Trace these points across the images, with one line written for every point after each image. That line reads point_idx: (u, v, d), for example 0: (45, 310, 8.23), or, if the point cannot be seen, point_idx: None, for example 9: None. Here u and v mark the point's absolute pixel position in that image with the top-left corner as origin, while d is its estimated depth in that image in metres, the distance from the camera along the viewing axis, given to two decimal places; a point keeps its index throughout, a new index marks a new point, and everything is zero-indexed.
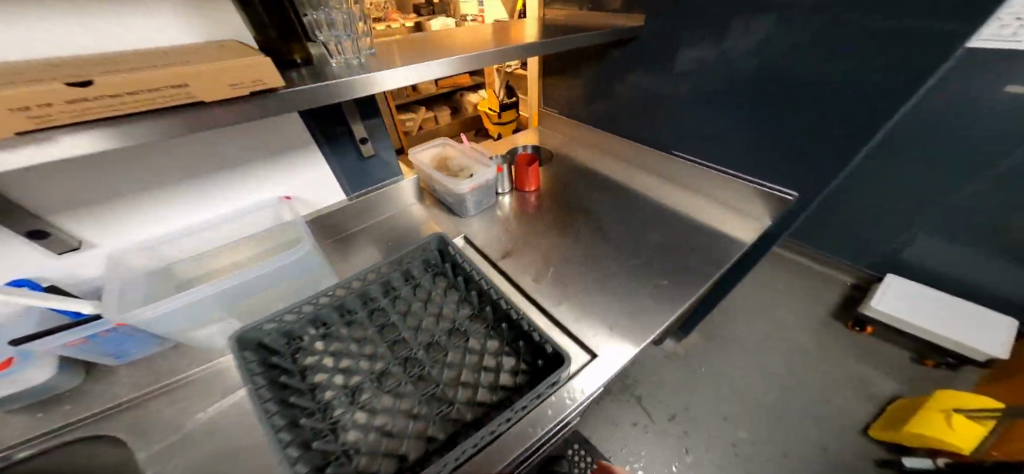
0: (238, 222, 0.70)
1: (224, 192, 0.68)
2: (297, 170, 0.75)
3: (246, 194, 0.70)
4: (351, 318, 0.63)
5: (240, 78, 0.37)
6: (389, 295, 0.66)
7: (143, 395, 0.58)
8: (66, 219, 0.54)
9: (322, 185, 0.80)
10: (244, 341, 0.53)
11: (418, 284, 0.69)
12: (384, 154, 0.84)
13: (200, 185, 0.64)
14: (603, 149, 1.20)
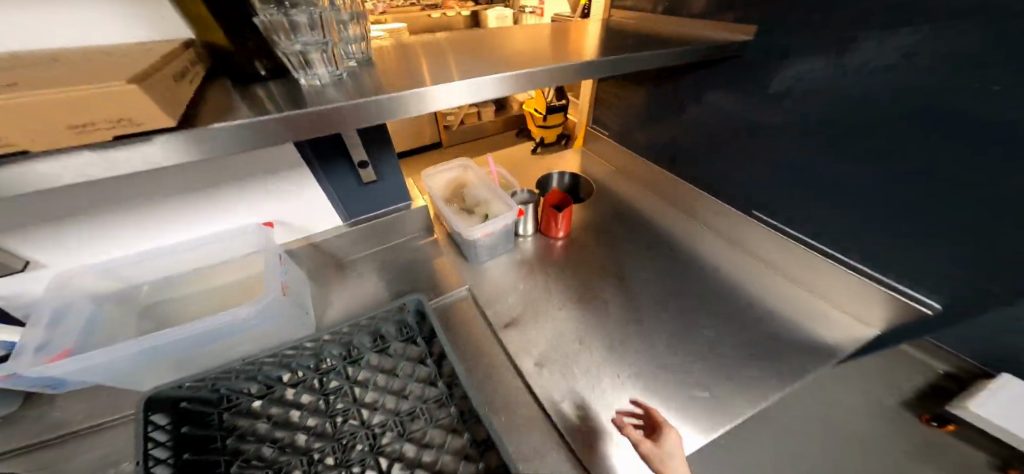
0: (216, 245, 0.63)
1: (201, 213, 0.59)
2: (285, 191, 0.65)
3: (227, 216, 0.62)
4: (301, 381, 0.58)
5: (92, 117, 0.24)
6: (347, 359, 0.61)
7: (69, 433, 0.50)
8: (8, 235, 0.47)
9: (316, 210, 0.70)
10: (158, 403, 0.48)
11: (381, 353, 0.63)
12: (390, 177, 0.71)
13: (172, 205, 0.56)
14: (656, 190, 1.01)
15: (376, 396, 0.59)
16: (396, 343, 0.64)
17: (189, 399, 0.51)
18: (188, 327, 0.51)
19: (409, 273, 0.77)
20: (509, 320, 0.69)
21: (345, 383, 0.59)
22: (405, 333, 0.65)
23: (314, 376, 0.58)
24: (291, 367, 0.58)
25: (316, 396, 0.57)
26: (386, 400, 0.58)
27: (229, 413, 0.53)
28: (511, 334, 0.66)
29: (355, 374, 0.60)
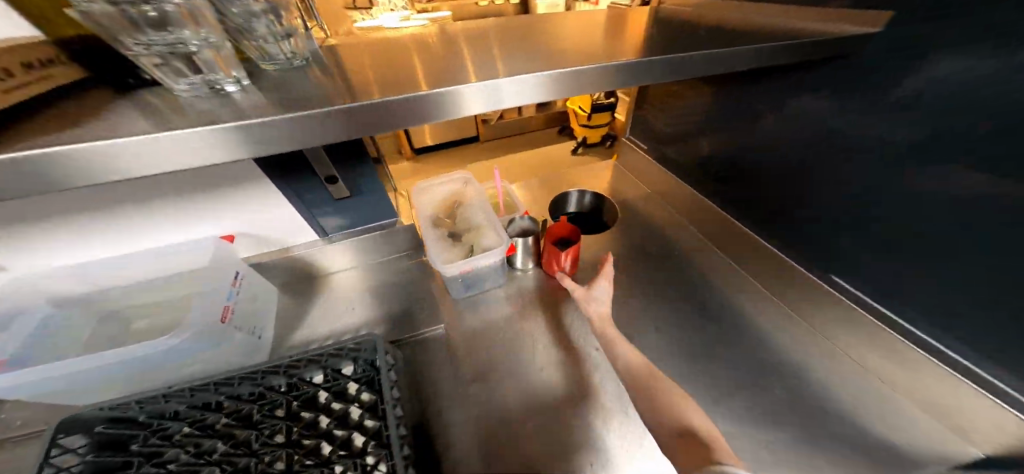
0: (173, 256, 0.58)
1: (152, 221, 0.54)
2: (249, 203, 0.59)
3: (184, 225, 0.57)
4: (240, 412, 0.52)
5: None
6: (295, 392, 0.55)
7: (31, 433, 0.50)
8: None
9: (285, 223, 0.64)
10: (73, 422, 0.44)
11: (330, 391, 0.56)
12: (375, 190, 0.64)
13: (119, 212, 0.52)
14: (696, 224, 0.84)
15: (310, 444, 0.51)
16: (352, 381, 0.57)
17: (109, 420, 0.46)
18: (108, 354, 0.45)
19: (382, 300, 0.70)
20: (479, 373, 0.60)
21: (282, 421, 0.52)
22: (361, 371, 0.58)
23: (252, 408, 0.53)
24: (230, 395, 0.52)
25: (248, 433, 0.51)
26: (323, 447, 0.51)
27: (151, 438, 0.47)
28: (480, 388, 0.59)
29: (298, 411, 0.54)
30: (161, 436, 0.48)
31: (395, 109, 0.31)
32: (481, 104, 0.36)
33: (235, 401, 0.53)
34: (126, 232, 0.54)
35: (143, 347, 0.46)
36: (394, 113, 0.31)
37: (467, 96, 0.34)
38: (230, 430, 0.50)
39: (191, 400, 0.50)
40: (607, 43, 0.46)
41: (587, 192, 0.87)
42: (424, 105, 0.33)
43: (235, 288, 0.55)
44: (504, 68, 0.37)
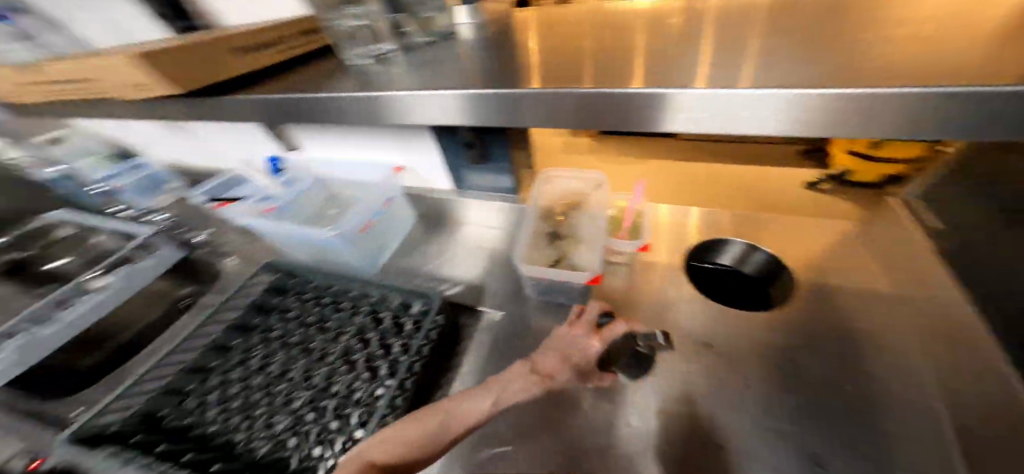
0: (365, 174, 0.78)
1: (356, 144, 0.75)
2: (418, 151, 0.72)
3: (375, 153, 0.75)
4: (339, 301, 0.72)
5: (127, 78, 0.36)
6: (371, 307, 0.70)
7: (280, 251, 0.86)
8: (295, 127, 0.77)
9: (434, 168, 0.74)
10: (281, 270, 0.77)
11: (392, 318, 0.67)
12: (503, 162, 0.64)
13: (340, 134, 0.73)
14: (934, 366, 0.47)
15: (354, 352, 0.64)
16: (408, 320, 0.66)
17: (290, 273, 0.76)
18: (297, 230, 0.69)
19: (464, 264, 0.75)
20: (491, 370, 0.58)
21: (355, 325, 0.67)
22: (416, 317, 0.66)
23: (345, 303, 0.71)
24: (342, 289, 0.73)
25: (337, 320, 0.69)
26: (362, 354, 0.63)
27: (296, 293, 0.74)
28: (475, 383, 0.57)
29: (364, 320, 0.68)
30: (300, 293, 0.74)
31: (627, 105, 0.26)
32: (707, 121, 0.25)
33: (340, 293, 0.73)
34: (344, 147, 0.76)
35: (314, 233, 0.68)
36: (625, 109, 0.26)
37: (705, 107, 0.24)
38: (329, 313, 0.70)
39: (326, 282, 0.74)
40: (894, 53, 0.24)
41: (756, 246, 0.65)
42: (642, 105, 0.26)
43: (387, 209, 0.74)
44: (759, 71, 0.24)
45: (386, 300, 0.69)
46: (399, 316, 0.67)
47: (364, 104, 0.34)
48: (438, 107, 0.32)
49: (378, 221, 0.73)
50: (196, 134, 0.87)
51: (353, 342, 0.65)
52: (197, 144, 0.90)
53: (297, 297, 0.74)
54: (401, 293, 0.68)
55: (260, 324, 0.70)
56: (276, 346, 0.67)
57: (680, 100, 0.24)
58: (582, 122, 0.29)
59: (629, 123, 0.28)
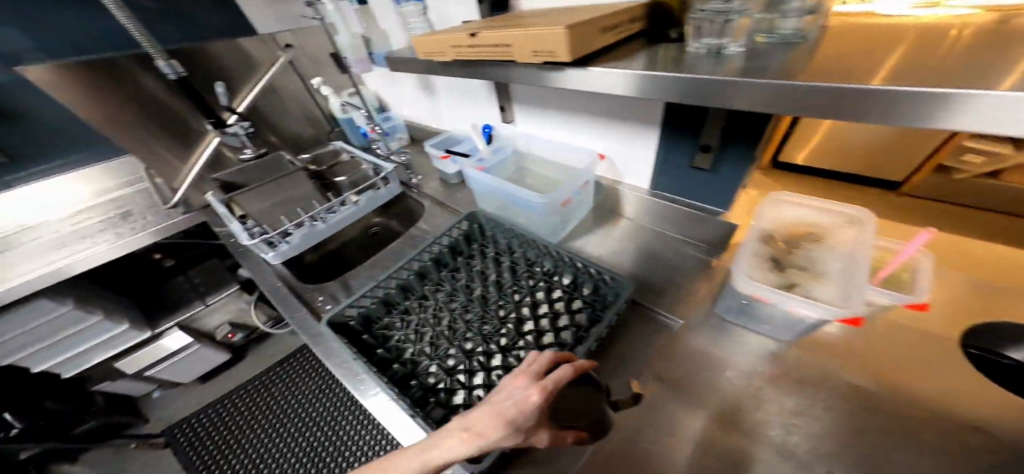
0: (570, 157, 0.86)
1: (569, 127, 0.83)
2: (629, 146, 0.73)
3: (585, 140, 0.82)
4: (516, 263, 0.80)
5: (539, 47, 0.39)
6: (544, 277, 0.76)
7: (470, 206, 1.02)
8: (520, 104, 0.89)
9: (636, 165, 0.75)
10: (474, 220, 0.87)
11: (563, 292, 0.72)
12: (731, 176, 0.58)
13: (563, 114, 0.81)
14: None
15: (529, 315, 0.71)
16: (580, 300, 0.70)
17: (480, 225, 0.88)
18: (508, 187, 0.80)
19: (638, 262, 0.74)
20: (664, 373, 0.55)
21: (530, 292, 0.74)
22: (589, 299, 0.69)
23: (522, 266, 0.79)
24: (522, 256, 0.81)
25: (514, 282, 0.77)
26: (534, 316, 0.70)
27: (482, 244, 0.86)
28: (645, 378, 0.55)
29: (538, 287, 0.75)
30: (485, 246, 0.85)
31: (888, 101, 0.26)
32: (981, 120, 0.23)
33: (519, 255, 0.81)
34: (559, 128, 0.86)
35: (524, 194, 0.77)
36: (882, 104, 0.26)
37: (990, 112, 0.22)
38: (508, 271, 0.79)
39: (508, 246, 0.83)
40: None
41: None
42: (925, 105, 0.24)
43: (580, 190, 0.81)
44: None
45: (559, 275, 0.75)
46: (571, 293, 0.71)
47: (549, 78, 0.44)
48: (614, 82, 0.40)
49: (574, 198, 0.81)
50: (440, 102, 1.12)
51: (527, 303, 0.72)
52: (436, 109, 1.15)
53: (481, 252, 0.85)
54: (578, 275, 0.73)
55: (453, 261, 0.84)
56: (462, 291, 0.78)
57: (980, 104, 0.22)
58: (802, 108, 0.30)
59: (868, 116, 0.28)
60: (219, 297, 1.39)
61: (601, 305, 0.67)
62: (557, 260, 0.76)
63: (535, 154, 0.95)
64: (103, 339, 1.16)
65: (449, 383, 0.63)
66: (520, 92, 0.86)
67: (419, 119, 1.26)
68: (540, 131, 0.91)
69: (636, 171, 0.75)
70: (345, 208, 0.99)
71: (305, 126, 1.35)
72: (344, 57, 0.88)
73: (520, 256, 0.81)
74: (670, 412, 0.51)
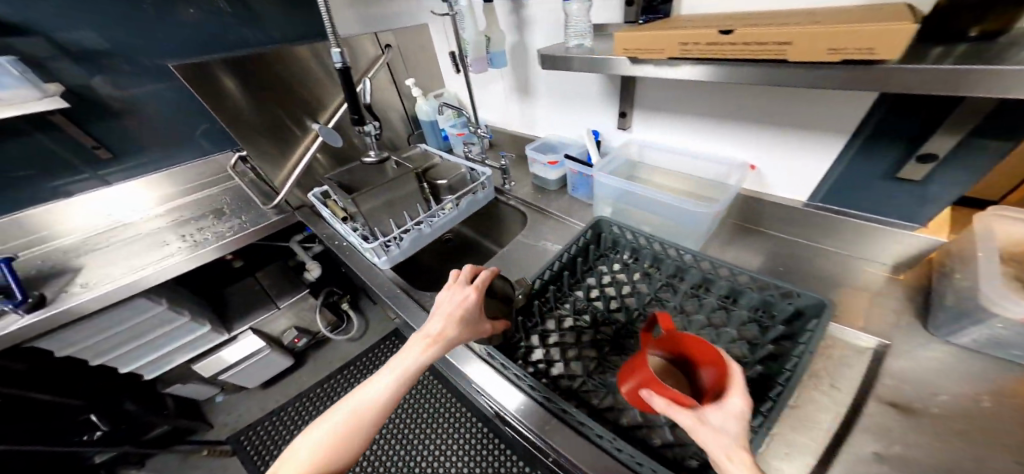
0: (704, 164, 0.80)
1: (703, 133, 0.77)
2: (792, 154, 0.67)
3: (725, 147, 0.75)
4: (653, 272, 0.74)
5: (849, 44, 0.31)
6: (693, 288, 0.70)
7: (574, 213, 0.97)
8: (640, 110, 0.83)
9: (795, 173, 0.68)
10: (601, 225, 0.80)
11: (721, 305, 0.66)
12: (943, 187, 0.55)
13: (702, 119, 0.75)
14: None
15: (683, 329, 0.65)
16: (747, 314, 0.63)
17: (607, 233, 0.80)
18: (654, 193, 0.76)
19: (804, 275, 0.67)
20: (890, 404, 0.48)
21: (675, 304, 0.68)
22: (754, 314, 0.63)
23: (661, 276, 0.73)
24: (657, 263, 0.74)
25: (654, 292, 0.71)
26: (696, 332, 0.64)
27: (606, 252, 0.80)
28: (870, 407, 0.48)
29: (688, 298, 0.69)
30: (611, 254, 0.79)
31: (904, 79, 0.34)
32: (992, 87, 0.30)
33: (654, 265, 0.75)
34: (690, 134, 0.79)
35: (677, 202, 0.74)
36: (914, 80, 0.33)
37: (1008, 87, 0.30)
38: (648, 282, 0.73)
39: (638, 252, 0.76)
40: None
41: None
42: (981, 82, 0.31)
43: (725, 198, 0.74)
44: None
45: (710, 286, 0.68)
46: (733, 306, 0.65)
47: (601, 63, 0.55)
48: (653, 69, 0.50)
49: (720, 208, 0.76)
50: (537, 105, 1.07)
51: (681, 318, 0.66)
52: (530, 113, 1.11)
53: (607, 259, 0.79)
54: (734, 287, 0.65)
55: (580, 271, 0.77)
56: (596, 301, 0.73)
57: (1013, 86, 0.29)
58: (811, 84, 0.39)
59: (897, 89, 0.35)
60: (291, 299, 1.49)
61: (773, 321, 0.60)
62: (703, 269, 0.68)
63: (652, 160, 0.88)
64: (186, 341, 1.23)
65: (614, 400, 0.58)
66: (646, 95, 0.80)
67: (505, 124, 1.22)
68: (660, 137, 0.85)
69: (794, 182, 0.69)
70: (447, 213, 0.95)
71: (386, 130, 1.34)
72: (464, 55, 0.86)
73: (656, 265, 0.75)
74: (916, 451, 0.44)
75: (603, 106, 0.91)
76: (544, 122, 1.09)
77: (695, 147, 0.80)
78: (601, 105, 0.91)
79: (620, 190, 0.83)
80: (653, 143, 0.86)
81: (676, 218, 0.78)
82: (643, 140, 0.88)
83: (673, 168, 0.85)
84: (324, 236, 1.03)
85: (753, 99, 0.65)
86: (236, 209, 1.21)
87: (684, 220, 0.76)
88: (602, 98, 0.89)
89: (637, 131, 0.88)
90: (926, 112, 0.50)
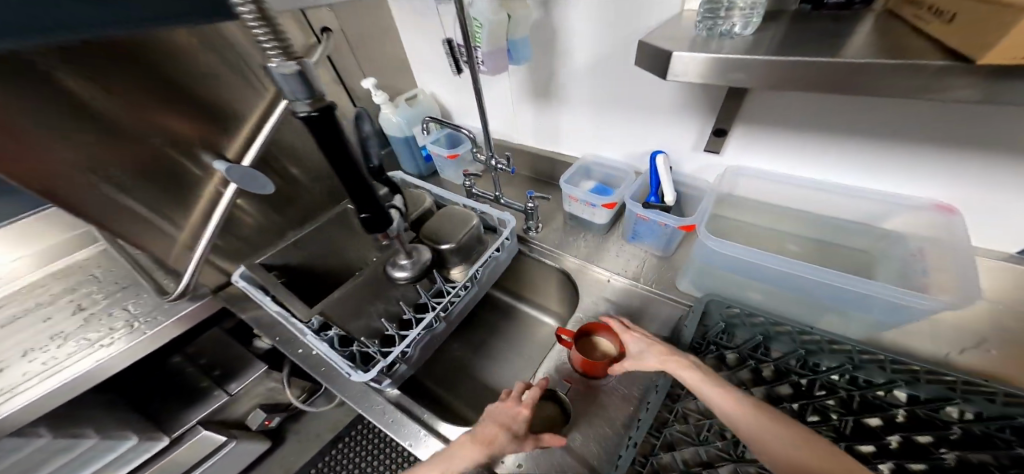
0: (834, 201, 0.58)
1: (846, 162, 0.54)
2: (1012, 194, 0.45)
3: (883, 180, 0.52)
4: (794, 368, 0.46)
5: None
6: (872, 390, 0.42)
7: (637, 267, 0.71)
8: (744, 127, 0.58)
9: (998, 219, 0.47)
10: (711, 309, 0.52)
11: (930, 416, 0.39)
12: None
13: (854, 141, 0.51)
14: None
15: (883, 455, 0.38)
16: (991, 431, 0.36)
17: (713, 319, 0.52)
18: (818, 271, 0.48)
19: None
20: None
21: (853, 416, 0.41)
22: (993, 433, 0.36)
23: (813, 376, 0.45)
24: (801, 354, 0.46)
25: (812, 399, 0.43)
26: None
27: (714, 346, 0.51)
28: None
29: (873, 410, 0.41)
30: (719, 346, 0.50)
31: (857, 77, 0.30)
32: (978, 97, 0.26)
33: (796, 360, 0.46)
34: (823, 158, 0.55)
35: (852, 282, 0.46)
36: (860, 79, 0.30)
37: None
38: (795, 390, 0.45)
39: (768, 340, 0.49)
40: None
41: None
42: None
43: (916, 263, 0.50)
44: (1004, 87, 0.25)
45: (904, 389, 0.41)
46: (960, 422, 0.37)
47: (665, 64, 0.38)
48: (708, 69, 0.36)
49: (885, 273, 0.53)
50: (561, 113, 0.78)
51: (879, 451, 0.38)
52: (551, 125, 0.82)
53: (715, 350, 0.50)
54: (943, 392, 0.39)
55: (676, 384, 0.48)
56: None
57: None
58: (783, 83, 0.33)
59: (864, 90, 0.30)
60: (244, 382, 0.86)
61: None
62: (888, 366, 0.42)
63: (743, 191, 0.64)
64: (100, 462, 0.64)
65: None
66: (761, 103, 0.54)
67: (509, 136, 0.91)
68: (768, 166, 0.61)
69: (996, 230, 0.48)
70: (468, 291, 0.65)
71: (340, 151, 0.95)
72: (478, 47, 0.54)
73: (794, 358, 0.47)
74: None
75: (678, 119, 0.64)
76: (570, 137, 0.82)
77: (828, 180, 0.57)
78: (676, 118, 0.64)
79: (727, 256, 0.55)
80: (756, 173, 0.62)
81: (841, 301, 0.49)
82: (738, 170, 0.63)
83: (787, 206, 0.62)
84: (278, 342, 0.70)
85: (977, 116, 0.42)
86: (114, 292, 0.71)
87: (860, 304, 0.48)
88: (678, 109, 0.62)
89: (730, 157, 0.63)
90: None
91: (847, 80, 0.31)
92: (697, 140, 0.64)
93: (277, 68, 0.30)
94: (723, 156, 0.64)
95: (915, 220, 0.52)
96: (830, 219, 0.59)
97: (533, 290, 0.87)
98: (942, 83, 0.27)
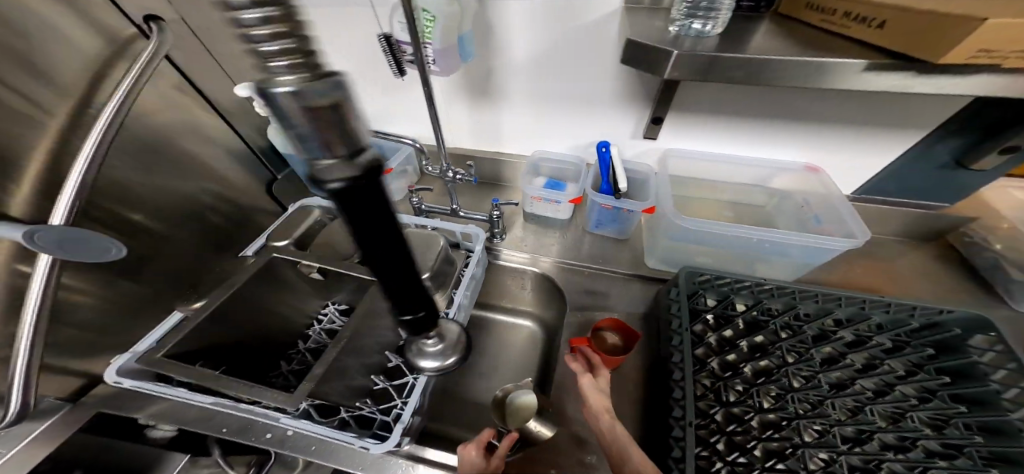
0: (742, 171, 0.71)
1: (751, 140, 0.66)
2: (851, 152, 0.63)
3: (775, 150, 0.67)
4: (766, 320, 0.55)
5: None
6: (819, 323, 0.54)
7: (604, 253, 0.74)
8: (676, 116, 0.66)
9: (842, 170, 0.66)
10: (689, 281, 0.57)
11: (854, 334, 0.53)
12: (980, 174, 0.60)
13: (758, 122, 0.63)
14: None
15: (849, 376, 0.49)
16: (888, 335, 0.52)
17: (698, 291, 0.58)
18: (759, 233, 0.59)
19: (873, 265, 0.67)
20: None
21: (817, 349, 0.52)
22: (894, 338, 0.52)
23: (780, 323, 0.54)
24: (766, 305, 0.56)
25: (785, 341, 0.52)
26: (862, 382, 0.49)
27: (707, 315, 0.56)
28: None
29: (822, 339, 0.53)
30: (708, 312, 0.56)
31: (783, 67, 0.36)
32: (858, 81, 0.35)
33: (765, 311, 0.56)
34: (735, 137, 0.66)
35: (789, 236, 0.58)
36: (782, 70, 0.36)
37: (903, 84, 0.34)
38: (772, 339, 0.53)
39: (737, 297, 0.57)
40: None
41: None
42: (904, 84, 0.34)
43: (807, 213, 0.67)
44: (887, 80, 0.34)
45: (835, 316, 0.54)
46: (870, 331, 0.52)
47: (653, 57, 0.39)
48: (685, 66, 0.38)
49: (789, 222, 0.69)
50: (500, 111, 0.75)
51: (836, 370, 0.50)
52: (490, 124, 0.78)
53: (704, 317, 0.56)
54: (859, 311, 0.53)
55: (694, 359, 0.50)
56: (737, 387, 0.49)
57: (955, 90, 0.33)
58: (730, 72, 0.38)
59: (778, 78, 0.37)
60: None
61: (915, 339, 0.51)
62: (825, 302, 0.54)
63: (677, 171, 0.73)
64: None
65: None
66: (691, 95, 0.62)
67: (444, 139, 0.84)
68: (693, 147, 0.70)
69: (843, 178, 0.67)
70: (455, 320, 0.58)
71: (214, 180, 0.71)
72: (429, 47, 0.46)
73: (762, 310, 0.56)
74: None
75: (619, 111, 0.68)
76: (512, 134, 0.79)
77: (740, 156, 0.69)
78: (618, 110, 0.68)
79: (691, 232, 0.62)
80: (684, 155, 0.71)
81: (777, 252, 0.62)
82: (672, 153, 0.71)
83: (710, 178, 0.74)
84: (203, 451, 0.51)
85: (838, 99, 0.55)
86: None
87: (789, 252, 0.61)
88: (620, 101, 0.66)
89: (664, 143, 0.71)
90: (1007, 106, 0.51)
91: (806, 74, 0.36)
92: (635, 129, 0.71)
93: (294, 94, 0.14)
94: (657, 142, 0.71)
95: (797, 178, 0.69)
96: (739, 185, 0.73)
97: (502, 296, 0.84)
98: (877, 78, 0.34)
